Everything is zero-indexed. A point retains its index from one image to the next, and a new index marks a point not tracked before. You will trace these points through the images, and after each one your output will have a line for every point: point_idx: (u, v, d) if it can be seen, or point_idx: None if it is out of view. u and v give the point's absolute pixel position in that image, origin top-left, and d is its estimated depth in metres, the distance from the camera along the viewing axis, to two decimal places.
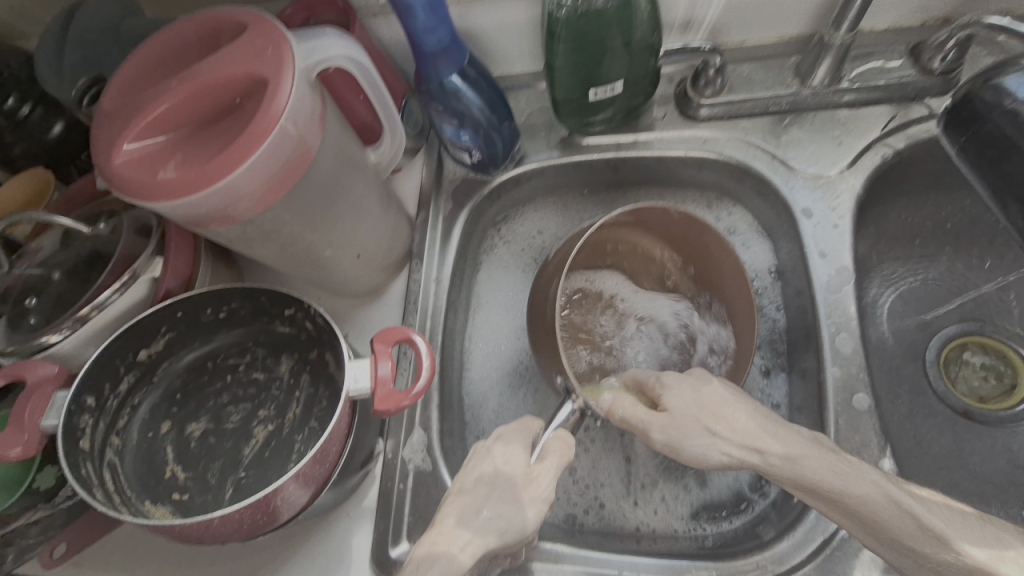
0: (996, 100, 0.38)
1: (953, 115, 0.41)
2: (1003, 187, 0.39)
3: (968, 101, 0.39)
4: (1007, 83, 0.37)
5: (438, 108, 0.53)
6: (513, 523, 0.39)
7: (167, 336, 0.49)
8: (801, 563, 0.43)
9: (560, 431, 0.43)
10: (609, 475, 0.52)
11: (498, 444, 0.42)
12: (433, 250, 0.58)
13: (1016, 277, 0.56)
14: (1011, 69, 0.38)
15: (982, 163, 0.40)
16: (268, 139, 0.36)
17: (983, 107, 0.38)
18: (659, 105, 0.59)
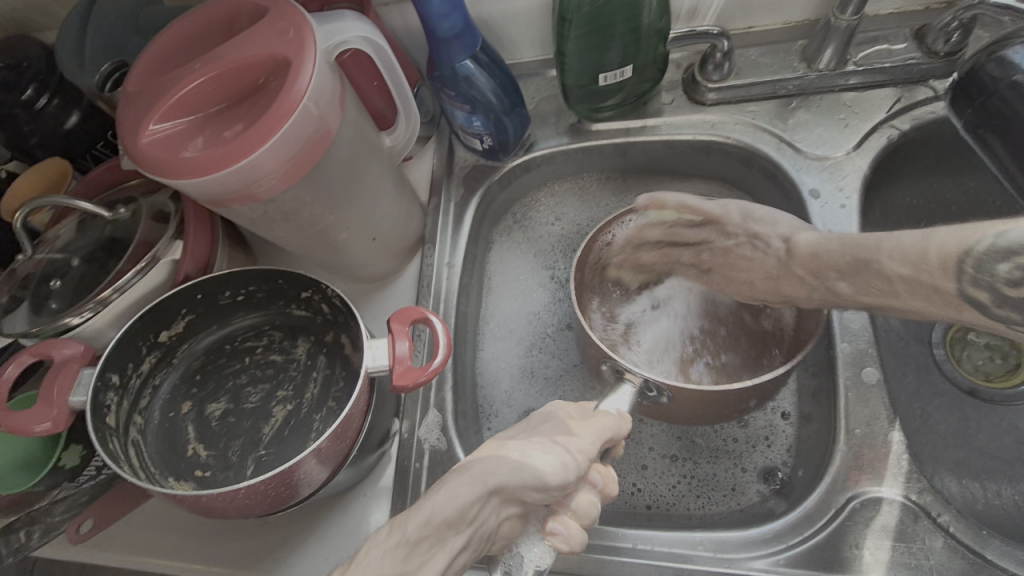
0: (1002, 74, 0.39)
1: (959, 88, 0.42)
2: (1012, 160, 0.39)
3: (973, 75, 0.40)
4: (1012, 56, 0.38)
5: (450, 94, 0.54)
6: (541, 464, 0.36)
7: (187, 318, 0.51)
8: (811, 534, 0.44)
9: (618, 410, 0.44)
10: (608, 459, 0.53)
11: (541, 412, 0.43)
12: (445, 233, 0.59)
13: None
14: (1016, 42, 0.39)
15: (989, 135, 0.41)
16: (292, 117, 0.37)
17: (990, 80, 0.39)
18: (667, 91, 0.60)
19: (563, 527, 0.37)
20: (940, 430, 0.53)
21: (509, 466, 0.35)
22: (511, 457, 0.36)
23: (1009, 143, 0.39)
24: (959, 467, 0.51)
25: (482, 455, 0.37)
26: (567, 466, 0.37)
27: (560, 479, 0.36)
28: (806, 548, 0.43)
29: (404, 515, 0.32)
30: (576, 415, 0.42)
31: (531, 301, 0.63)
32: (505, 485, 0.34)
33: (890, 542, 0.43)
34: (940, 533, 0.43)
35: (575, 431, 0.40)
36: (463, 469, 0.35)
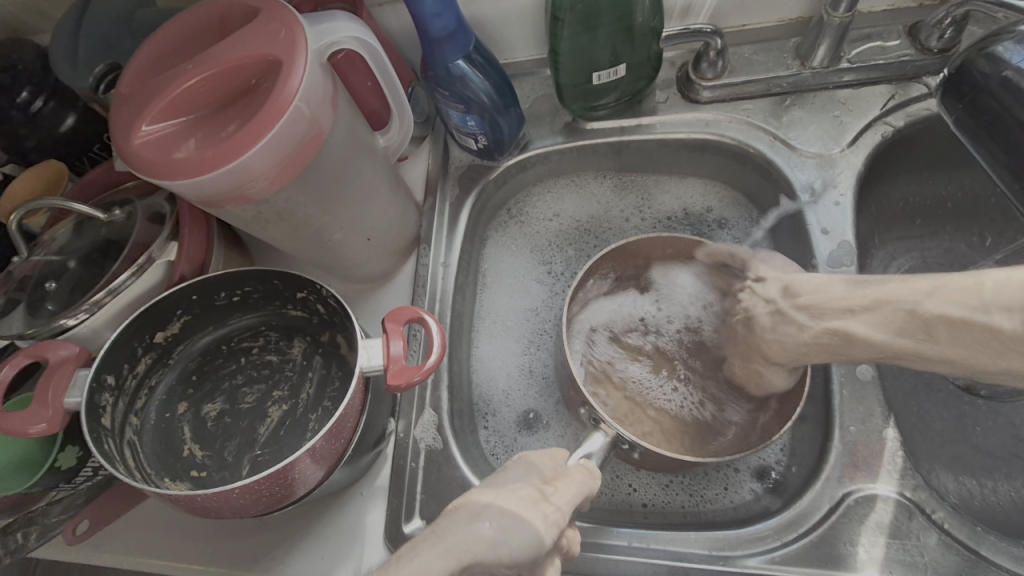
0: (992, 70, 0.39)
1: (949, 84, 0.42)
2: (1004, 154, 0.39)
3: (964, 70, 0.40)
4: (1003, 52, 0.38)
5: (445, 94, 0.54)
6: (513, 539, 0.35)
7: (183, 319, 0.51)
8: (808, 530, 0.44)
9: (587, 462, 0.42)
10: None
11: (517, 467, 0.41)
12: (440, 234, 0.60)
13: None
14: (1006, 37, 0.39)
15: (978, 131, 0.40)
16: (284, 118, 0.37)
17: (980, 77, 0.39)
18: (661, 89, 0.60)
19: None
20: (937, 427, 0.53)
21: (483, 544, 0.34)
22: (484, 530, 0.34)
23: (1000, 136, 0.39)
24: (956, 463, 0.50)
25: (451, 516, 0.36)
26: (538, 542, 0.35)
27: (528, 555, 0.35)
28: (801, 547, 0.43)
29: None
30: (542, 478, 0.40)
31: (527, 300, 0.63)
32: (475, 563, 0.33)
33: (884, 539, 0.43)
34: (934, 530, 0.43)
35: (545, 499, 0.38)
36: (435, 536, 0.34)
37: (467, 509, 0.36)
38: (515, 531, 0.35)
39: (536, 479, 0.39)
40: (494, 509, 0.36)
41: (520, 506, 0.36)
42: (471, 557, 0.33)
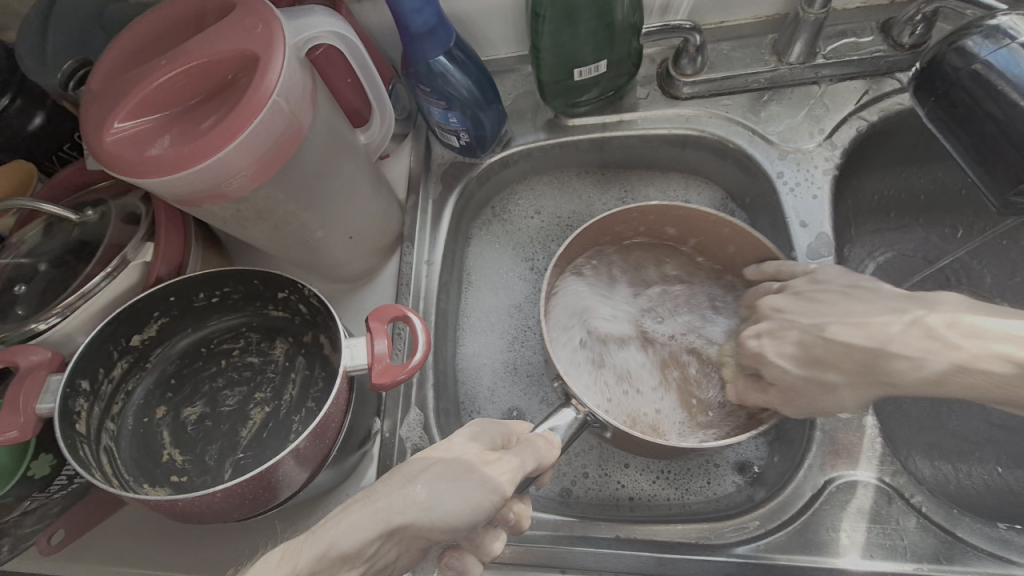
0: (962, 63, 0.39)
1: (922, 79, 0.43)
2: (974, 141, 0.40)
3: (935, 65, 0.41)
4: (971, 45, 0.39)
5: (426, 90, 0.54)
6: (446, 504, 0.34)
7: (161, 321, 0.50)
8: (793, 517, 0.45)
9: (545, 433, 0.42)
10: (587, 453, 0.54)
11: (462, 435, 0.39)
12: (423, 232, 0.59)
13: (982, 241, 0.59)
14: (973, 31, 0.40)
15: (949, 123, 0.41)
16: (262, 114, 0.36)
17: (950, 69, 0.40)
18: (642, 85, 0.60)
19: (459, 561, 0.38)
20: (915, 414, 0.54)
21: (414, 510, 0.33)
22: (416, 494, 0.34)
23: (973, 128, 0.40)
24: (932, 449, 0.52)
25: (384, 480, 0.35)
26: (477, 507, 0.35)
27: (465, 521, 0.34)
28: (784, 535, 0.44)
29: (302, 541, 0.32)
30: (484, 446, 0.39)
31: (511, 296, 0.63)
32: (407, 524, 0.33)
33: (864, 524, 0.44)
34: (913, 513, 0.44)
35: (488, 467, 0.37)
36: (364, 496, 0.34)
37: (404, 473, 0.36)
38: (448, 495, 0.34)
39: (479, 445, 0.38)
40: (432, 474, 0.35)
41: (459, 473, 0.36)
42: (399, 520, 0.33)
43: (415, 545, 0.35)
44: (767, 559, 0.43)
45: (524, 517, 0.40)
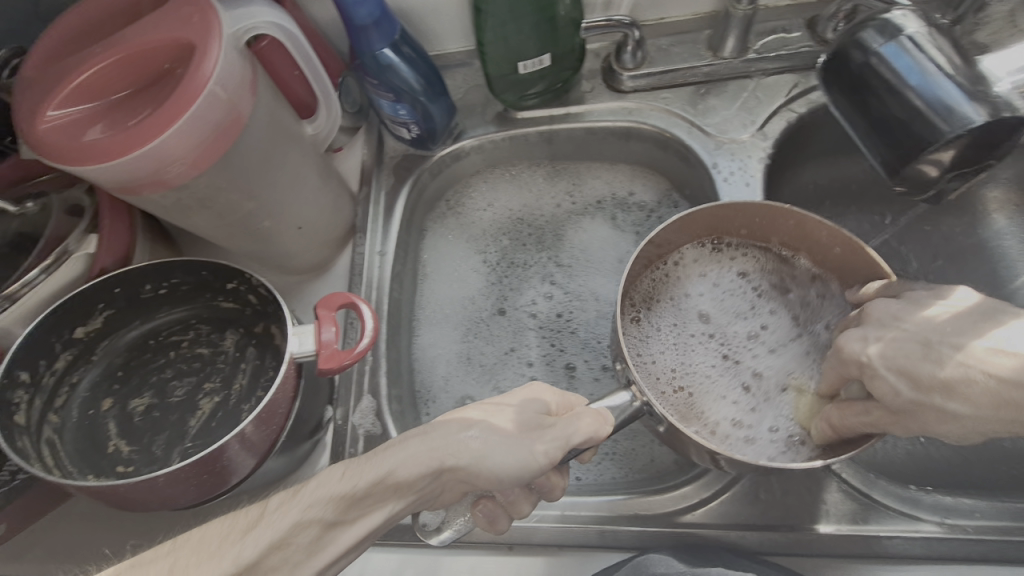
0: (863, 57, 0.38)
1: (827, 75, 0.40)
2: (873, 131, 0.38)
3: (839, 58, 0.39)
4: (868, 39, 0.38)
5: (374, 82, 0.55)
6: (494, 457, 0.39)
7: (106, 313, 0.49)
8: (723, 489, 0.47)
9: (599, 408, 0.43)
10: None
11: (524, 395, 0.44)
12: (376, 224, 0.60)
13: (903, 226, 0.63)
14: (869, 24, 0.38)
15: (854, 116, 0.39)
16: (198, 101, 0.36)
17: (852, 64, 0.38)
18: (587, 80, 0.62)
19: (492, 517, 0.42)
20: None
21: (466, 455, 0.39)
22: (469, 440, 0.40)
23: (877, 114, 0.38)
24: None
25: (449, 424, 0.41)
26: (523, 466, 0.39)
27: (513, 476, 0.39)
28: (720, 505, 0.46)
29: (360, 465, 0.38)
30: (555, 407, 0.44)
31: (466, 286, 0.65)
32: (451, 466, 0.39)
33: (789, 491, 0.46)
34: (834, 479, 0.46)
35: (542, 432, 0.41)
36: (424, 434, 0.40)
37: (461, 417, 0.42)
38: (498, 451, 0.39)
39: (540, 409, 0.43)
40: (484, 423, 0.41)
41: (513, 432, 0.41)
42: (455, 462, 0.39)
43: (454, 485, 0.41)
44: (699, 527, 0.46)
45: (561, 485, 0.43)
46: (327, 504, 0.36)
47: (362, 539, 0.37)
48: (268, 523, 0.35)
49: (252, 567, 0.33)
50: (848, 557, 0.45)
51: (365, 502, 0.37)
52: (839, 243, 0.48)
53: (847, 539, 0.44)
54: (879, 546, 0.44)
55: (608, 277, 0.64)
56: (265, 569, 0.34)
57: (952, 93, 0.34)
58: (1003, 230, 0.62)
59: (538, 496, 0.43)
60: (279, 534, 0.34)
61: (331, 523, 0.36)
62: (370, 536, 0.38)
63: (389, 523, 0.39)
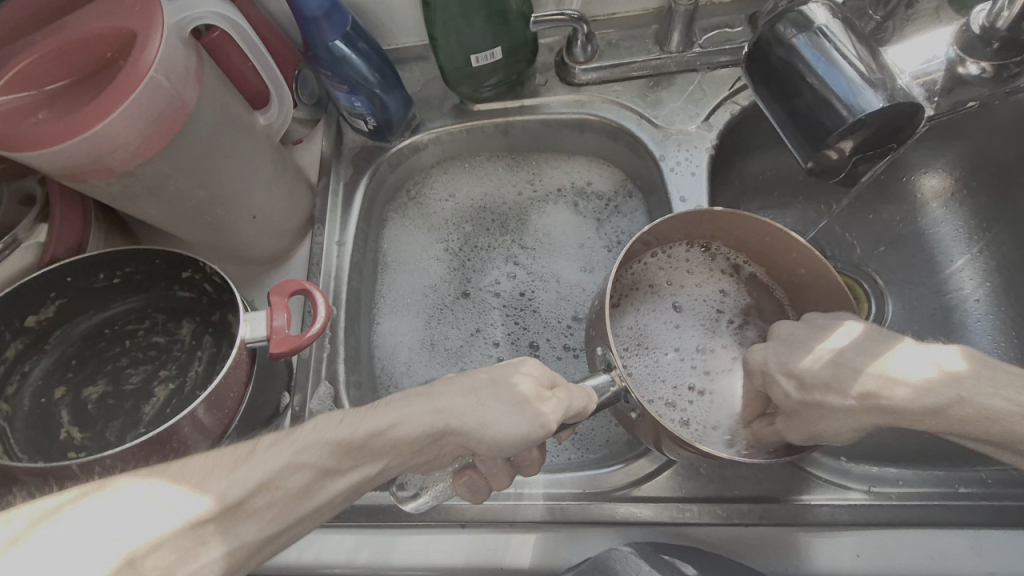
0: (786, 54, 0.39)
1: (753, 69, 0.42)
2: (792, 124, 0.40)
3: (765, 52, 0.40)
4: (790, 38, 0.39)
5: (328, 74, 0.56)
6: (492, 425, 0.37)
7: (58, 302, 0.50)
8: (663, 466, 0.49)
9: (586, 388, 0.41)
10: None
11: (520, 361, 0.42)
12: (335, 215, 0.61)
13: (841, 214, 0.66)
14: (786, 20, 0.40)
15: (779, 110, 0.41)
16: (139, 89, 0.37)
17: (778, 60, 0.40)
18: (541, 73, 0.64)
19: (470, 484, 0.43)
20: None
21: (471, 420, 0.37)
22: (471, 406, 0.38)
23: (789, 99, 0.39)
24: None
25: (450, 386, 0.39)
26: (526, 440, 0.38)
27: (508, 446, 0.38)
28: (664, 480, 0.48)
29: (359, 415, 0.36)
30: (548, 380, 0.41)
31: (426, 274, 0.66)
32: (453, 428, 0.37)
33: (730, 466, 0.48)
34: None
35: (543, 402, 0.38)
36: (427, 395, 0.38)
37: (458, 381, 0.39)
38: (491, 424, 0.37)
39: (538, 379, 0.40)
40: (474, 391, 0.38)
41: (513, 402, 0.38)
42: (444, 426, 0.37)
43: (447, 449, 0.40)
44: (643, 501, 0.48)
45: (538, 461, 0.43)
46: (326, 448, 0.34)
47: (347, 493, 0.35)
48: (262, 460, 0.32)
49: (236, 508, 0.31)
50: (775, 525, 0.46)
51: (364, 454, 0.36)
52: (807, 268, 0.48)
53: (779, 509, 0.46)
54: (807, 515, 0.46)
55: (572, 262, 0.65)
56: (248, 511, 0.31)
57: (852, 85, 0.36)
58: (940, 217, 0.64)
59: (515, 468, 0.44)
60: (270, 474, 0.32)
61: (327, 471, 0.34)
62: (354, 492, 0.36)
63: (372, 482, 0.37)
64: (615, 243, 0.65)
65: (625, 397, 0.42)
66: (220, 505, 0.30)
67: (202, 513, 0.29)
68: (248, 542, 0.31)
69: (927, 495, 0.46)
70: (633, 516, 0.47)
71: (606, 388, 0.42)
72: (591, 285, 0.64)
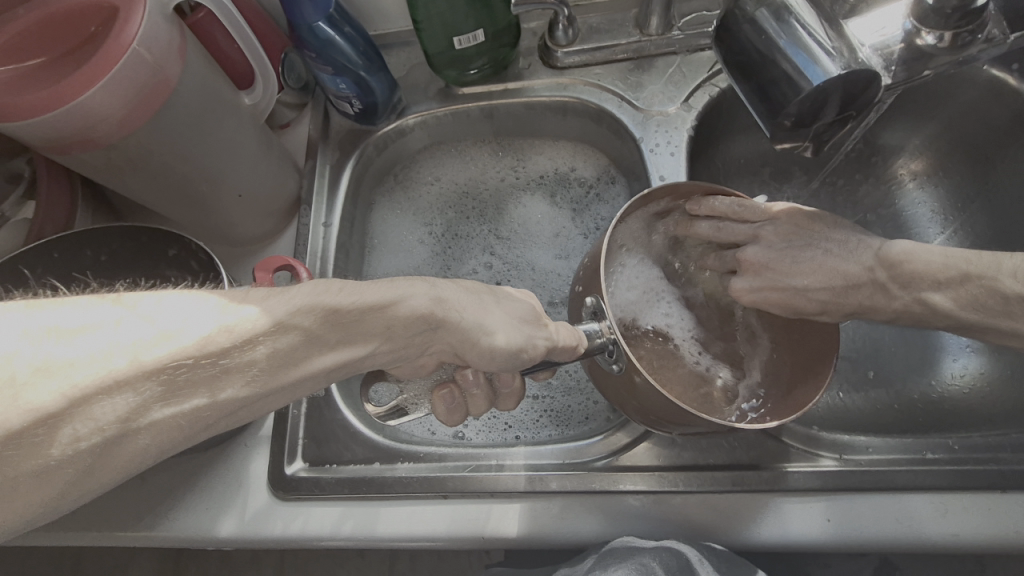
0: (753, 30, 0.41)
1: (722, 42, 0.43)
2: (761, 97, 0.42)
3: (734, 26, 0.42)
4: (753, 13, 0.41)
5: (312, 55, 0.56)
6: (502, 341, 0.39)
7: (45, 279, 0.50)
8: (636, 441, 0.50)
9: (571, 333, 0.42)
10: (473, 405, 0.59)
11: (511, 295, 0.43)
12: (320, 197, 0.62)
13: (810, 197, 0.68)
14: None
15: (748, 83, 0.42)
16: (121, 62, 0.38)
17: (743, 36, 0.41)
18: (524, 57, 0.65)
19: (450, 403, 0.44)
20: None
21: (470, 317, 0.39)
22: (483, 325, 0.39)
23: (758, 77, 0.41)
24: None
25: (453, 284, 0.41)
26: (517, 353, 0.40)
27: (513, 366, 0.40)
28: (640, 451, 0.49)
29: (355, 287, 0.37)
30: (540, 311, 0.43)
31: (412, 256, 0.67)
32: (449, 318, 0.39)
33: (705, 438, 0.49)
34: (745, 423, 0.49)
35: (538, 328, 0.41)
36: (430, 283, 0.39)
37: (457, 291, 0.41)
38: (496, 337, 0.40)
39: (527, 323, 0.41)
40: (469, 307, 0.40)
41: (519, 320, 0.41)
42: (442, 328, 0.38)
43: (436, 346, 0.41)
44: (620, 471, 0.49)
45: (517, 393, 0.46)
46: (317, 315, 0.34)
47: (331, 366, 0.36)
48: (265, 309, 0.33)
49: (221, 355, 0.31)
50: (746, 491, 0.47)
51: (356, 331, 0.36)
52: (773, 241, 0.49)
53: (752, 476, 0.47)
54: (779, 481, 0.47)
55: (547, 249, 0.67)
56: (229, 368, 0.32)
57: (812, 60, 0.38)
58: (916, 199, 0.65)
59: (494, 395, 0.46)
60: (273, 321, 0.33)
61: (314, 340, 0.35)
62: (338, 367, 0.37)
63: (357, 364, 0.38)
64: (591, 228, 0.67)
65: (609, 351, 0.42)
66: (208, 349, 0.30)
67: (190, 354, 0.30)
68: (226, 396, 0.32)
69: (894, 461, 0.47)
70: (611, 485, 0.48)
71: (593, 338, 0.42)
72: (565, 270, 0.65)
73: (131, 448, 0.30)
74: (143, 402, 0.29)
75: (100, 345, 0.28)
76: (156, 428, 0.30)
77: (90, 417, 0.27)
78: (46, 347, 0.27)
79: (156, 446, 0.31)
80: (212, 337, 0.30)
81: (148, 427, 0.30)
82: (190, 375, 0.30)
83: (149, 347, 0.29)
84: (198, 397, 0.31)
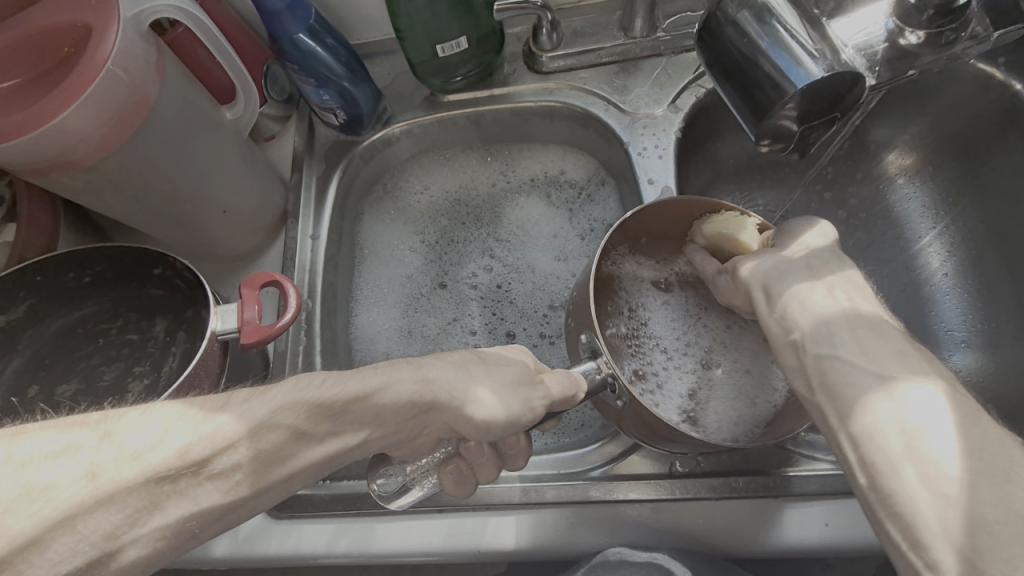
0: (737, 32, 0.40)
1: (705, 46, 0.43)
2: (746, 100, 0.41)
3: (718, 29, 0.41)
4: (736, 15, 0.40)
5: (294, 67, 0.56)
6: None
7: (28, 302, 0.49)
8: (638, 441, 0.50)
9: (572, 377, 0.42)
10: None
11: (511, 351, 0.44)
12: (308, 209, 0.61)
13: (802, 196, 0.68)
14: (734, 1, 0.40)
15: (733, 87, 0.42)
16: (97, 82, 0.37)
17: (727, 40, 0.41)
18: (509, 62, 0.65)
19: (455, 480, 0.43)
20: None
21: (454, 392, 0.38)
22: None
23: (743, 79, 0.41)
24: None
25: (440, 361, 0.39)
26: (511, 420, 0.39)
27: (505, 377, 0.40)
28: (635, 458, 0.49)
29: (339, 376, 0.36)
30: (536, 365, 0.43)
31: (403, 264, 0.66)
32: (438, 402, 0.37)
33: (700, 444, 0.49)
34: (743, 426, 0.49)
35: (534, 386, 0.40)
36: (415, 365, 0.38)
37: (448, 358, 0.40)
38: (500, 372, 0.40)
39: None
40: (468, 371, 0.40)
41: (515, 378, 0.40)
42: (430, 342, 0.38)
43: (432, 427, 0.40)
44: (617, 479, 0.48)
45: (525, 452, 0.44)
46: (302, 411, 0.33)
47: (322, 459, 0.34)
48: (237, 416, 0.32)
49: (202, 464, 0.30)
50: (744, 497, 0.47)
51: (342, 422, 0.35)
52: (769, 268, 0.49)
53: (748, 481, 0.47)
54: (777, 486, 0.47)
55: (545, 252, 0.66)
56: (212, 473, 0.31)
57: (796, 62, 0.38)
58: (907, 194, 0.65)
59: (501, 459, 0.45)
60: (256, 421, 0.32)
61: (301, 436, 0.33)
62: (328, 460, 0.35)
63: (350, 454, 0.36)
64: (586, 230, 0.66)
65: (610, 387, 0.43)
66: (187, 462, 0.30)
67: (172, 465, 0.30)
68: (214, 505, 0.31)
69: None
70: (609, 494, 0.48)
71: (593, 376, 0.43)
72: (564, 273, 0.65)
73: (127, 552, 0.29)
74: (125, 517, 0.28)
75: (81, 467, 0.28)
76: (143, 539, 0.29)
77: (73, 532, 0.27)
78: (23, 472, 0.27)
79: (145, 556, 0.29)
80: (193, 445, 0.30)
81: (134, 541, 0.29)
82: (172, 488, 0.30)
83: (129, 464, 0.29)
84: (186, 507, 0.30)
